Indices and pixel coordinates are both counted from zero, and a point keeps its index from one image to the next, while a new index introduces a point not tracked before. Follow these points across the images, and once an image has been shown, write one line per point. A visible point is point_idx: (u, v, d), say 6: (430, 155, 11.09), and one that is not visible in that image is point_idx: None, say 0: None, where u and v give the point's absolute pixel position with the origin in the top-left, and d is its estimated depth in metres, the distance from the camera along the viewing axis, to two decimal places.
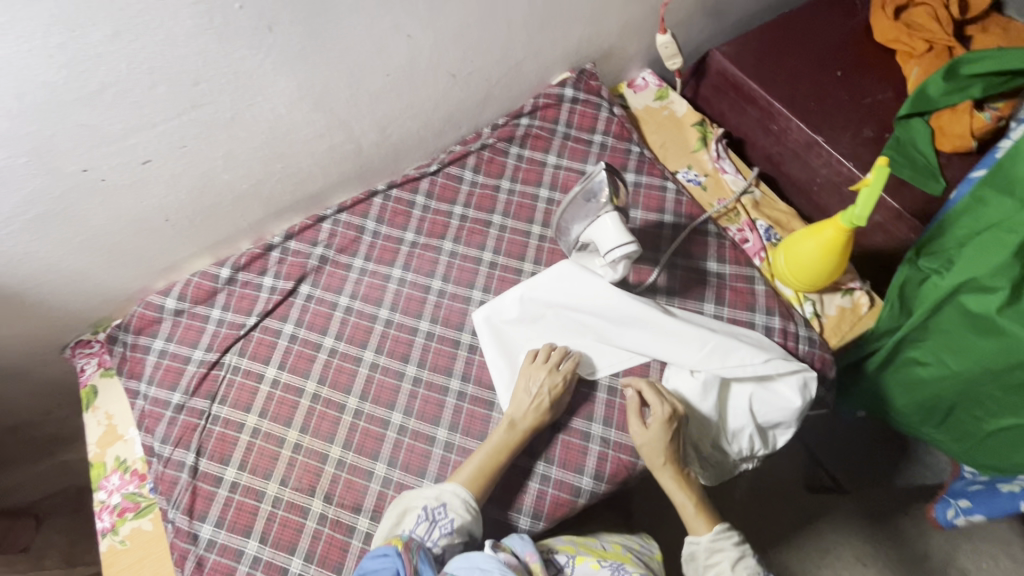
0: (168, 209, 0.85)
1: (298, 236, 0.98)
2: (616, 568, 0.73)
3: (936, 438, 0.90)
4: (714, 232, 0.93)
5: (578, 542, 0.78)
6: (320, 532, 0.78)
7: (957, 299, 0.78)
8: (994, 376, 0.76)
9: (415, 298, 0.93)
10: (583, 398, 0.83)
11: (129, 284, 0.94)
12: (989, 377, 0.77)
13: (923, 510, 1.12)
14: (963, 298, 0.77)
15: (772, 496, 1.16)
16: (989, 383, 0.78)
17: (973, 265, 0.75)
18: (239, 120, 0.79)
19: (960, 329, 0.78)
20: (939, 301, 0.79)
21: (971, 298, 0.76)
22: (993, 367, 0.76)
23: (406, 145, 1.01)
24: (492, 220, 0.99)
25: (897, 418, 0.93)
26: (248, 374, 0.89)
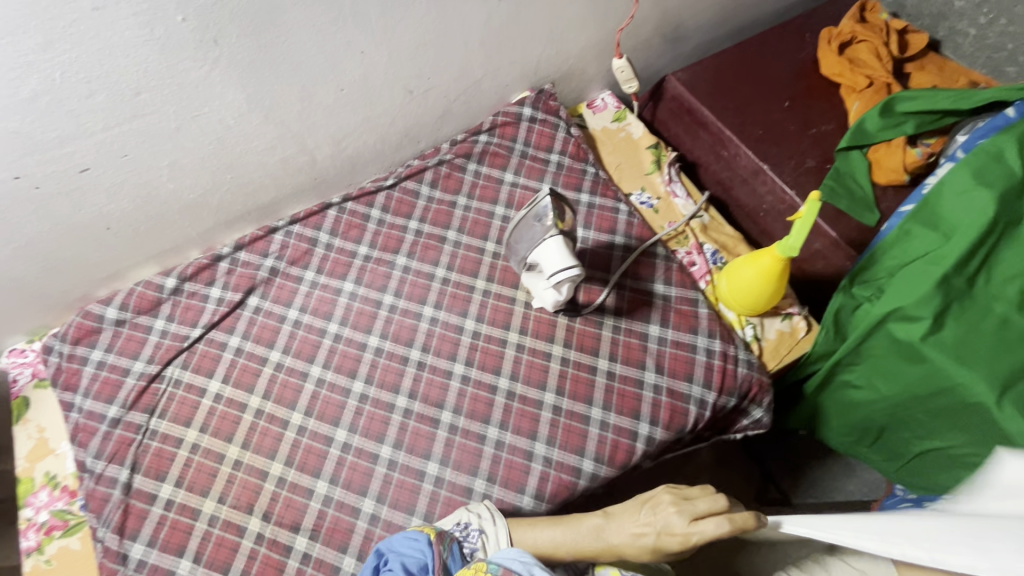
0: (109, 217, 0.83)
1: (248, 246, 0.96)
2: None
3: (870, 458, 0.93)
4: (663, 254, 0.95)
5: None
6: (256, 552, 0.77)
7: (886, 327, 0.81)
8: (920, 400, 0.80)
9: (366, 313, 0.93)
10: (527, 417, 0.84)
11: (68, 292, 0.91)
12: (915, 401, 0.81)
13: None
14: (891, 325, 0.81)
15: None
16: (916, 407, 0.81)
17: (901, 294, 0.79)
18: (184, 131, 0.78)
19: (889, 355, 0.82)
20: (870, 327, 0.82)
21: (898, 325, 0.80)
22: (919, 391, 0.80)
23: (363, 158, 1.01)
24: (446, 236, 0.99)
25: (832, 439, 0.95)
26: (190, 388, 0.87)
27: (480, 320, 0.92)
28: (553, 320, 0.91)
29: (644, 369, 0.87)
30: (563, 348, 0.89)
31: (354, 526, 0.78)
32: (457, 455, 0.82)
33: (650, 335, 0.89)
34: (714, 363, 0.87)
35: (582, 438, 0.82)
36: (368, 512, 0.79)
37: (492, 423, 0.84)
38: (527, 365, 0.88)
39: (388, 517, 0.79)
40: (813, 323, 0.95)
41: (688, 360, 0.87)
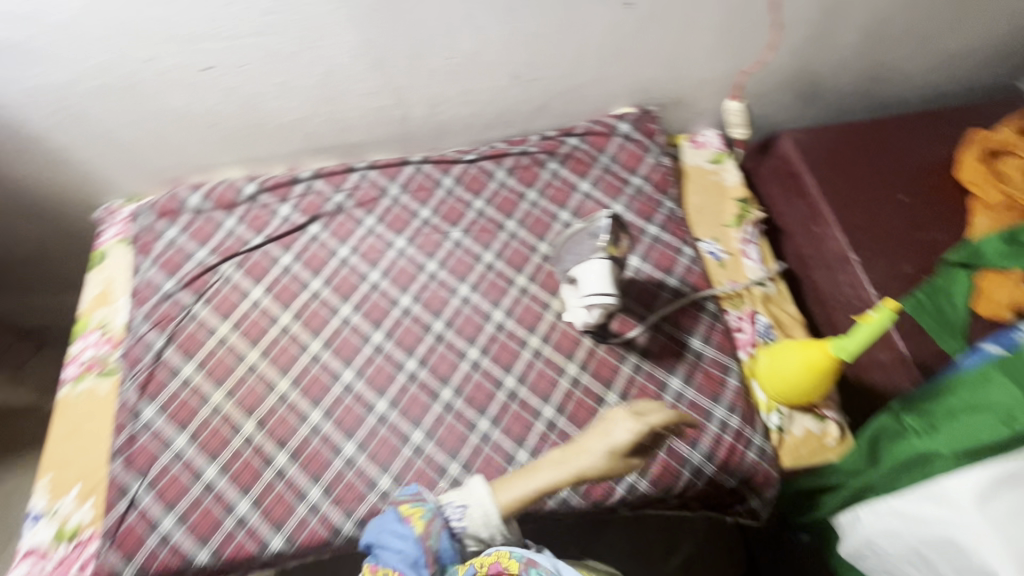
0: (216, 116, 0.91)
1: (325, 178, 1.02)
2: None
3: None
4: (711, 311, 0.92)
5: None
6: (242, 452, 0.82)
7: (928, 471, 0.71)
8: None
9: (407, 272, 0.96)
10: (521, 422, 0.84)
11: (168, 170, 1.02)
12: None
13: None
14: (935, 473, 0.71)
15: None
16: None
17: (955, 444, 0.69)
18: (299, 57, 0.84)
19: None
20: (909, 465, 0.72)
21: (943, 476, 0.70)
22: None
23: (452, 127, 1.03)
24: (505, 225, 1.00)
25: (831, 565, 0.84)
26: (236, 287, 0.95)
27: (509, 315, 0.92)
28: (578, 338, 0.90)
29: None
30: (578, 369, 0.87)
31: (331, 462, 0.82)
32: (444, 432, 0.84)
33: (669, 387, 0.86)
34: (725, 437, 0.83)
35: None
36: (346, 455, 0.82)
37: (485, 415, 0.84)
38: (538, 372, 0.87)
39: (362, 466, 0.81)
40: (848, 436, 0.87)
41: (698, 425, 0.83)
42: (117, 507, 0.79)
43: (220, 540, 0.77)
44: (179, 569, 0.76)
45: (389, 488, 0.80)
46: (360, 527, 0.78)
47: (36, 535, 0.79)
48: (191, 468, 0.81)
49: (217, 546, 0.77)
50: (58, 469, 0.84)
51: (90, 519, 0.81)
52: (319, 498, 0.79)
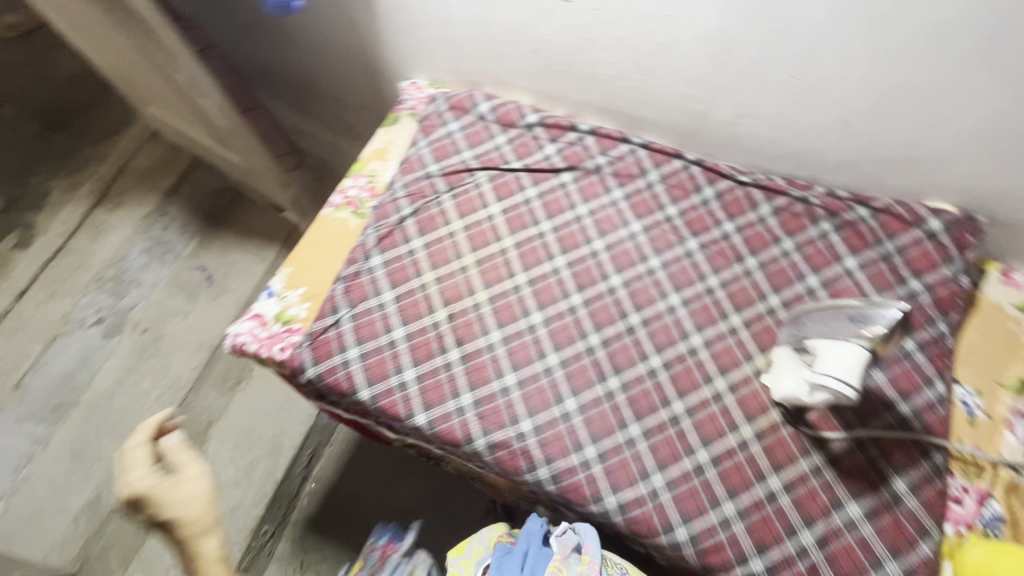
0: (545, 45, 0.97)
1: (598, 137, 1.05)
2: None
3: None
4: (935, 463, 0.78)
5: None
6: (428, 331, 0.91)
7: None
8: None
9: (629, 256, 0.96)
10: (671, 449, 0.81)
11: (474, 73, 1.12)
12: None
13: None
14: None
15: None
16: None
17: None
18: (650, 21, 0.84)
19: None
20: None
21: None
22: None
23: (741, 142, 0.98)
24: (744, 259, 0.94)
25: None
26: (482, 195, 1.03)
27: (707, 345, 0.88)
28: (767, 405, 0.83)
29: (807, 527, 0.76)
30: (752, 434, 0.81)
31: (490, 382, 0.87)
32: (595, 415, 0.84)
33: (843, 509, 0.76)
34: None
35: (698, 511, 0.77)
36: (505, 383, 0.86)
37: (640, 422, 0.83)
38: (709, 414, 0.83)
39: (513, 400, 0.85)
40: None
41: (857, 565, 0.74)
42: (324, 320, 0.93)
43: (382, 390, 0.87)
44: (345, 393, 0.88)
45: (527, 433, 0.83)
46: (488, 449, 0.83)
47: (266, 306, 0.96)
48: (386, 321, 0.92)
49: (378, 393, 0.87)
50: (298, 267, 1.00)
51: (304, 316, 0.95)
52: (468, 404, 0.85)
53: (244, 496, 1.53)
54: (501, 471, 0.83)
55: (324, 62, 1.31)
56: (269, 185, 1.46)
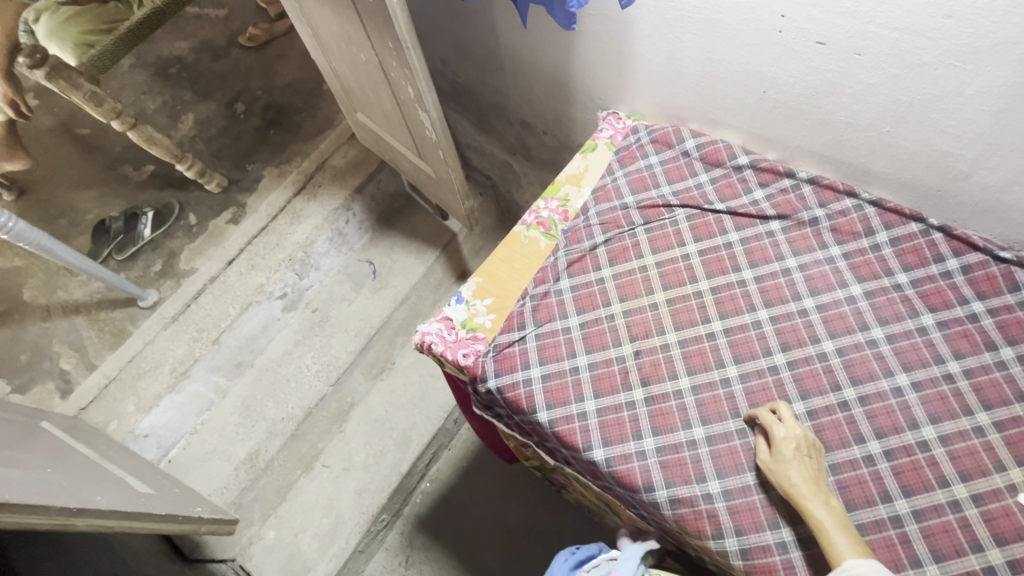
0: (778, 86, 0.92)
1: (818, 187, 0.97)
2: None
3: None
4: None
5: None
6: (613, 363, 0.89)
7: None
8: None
9: (846, 322, 0.86)
10: (890, 552, 0.71)
11: (682, 109, 1.10)
12: None
13: None
14: None
15: None
16: None
17: None
18: (926, 70, 0.76)
19: None
20: None
21: None
22: None
23: (1004, 213, 0.85)
24: (998, 348, 0.80)
25: None
26: (678, 233, 0.99)
27: (944, 441, 0.75)
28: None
29: None
30: (1003, 561, 0.68)
31: (677, 431, 0.82)
32: None
33: None
34: None
35: None
36: (692, 435, 0.81)
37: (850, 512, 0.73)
38: (944, 523, 0.71)
39: (700, 455, 0.79)
40: None
41: None
42: (512, 334, 0.94)
43: (561, 415, 0.86)
44: (525, 412, 0.88)
45: (715, 495, 0.76)
46: (670, 504, 0.78)
47: (455, 311, 1.00)
48: (570, 346, 0.91)
49: (556, 418, 0.86)
50: (487, 278, 1.04)
51: (488, 327, 0.99)
52: (650, 450, 0.81)
53: (370, 481, 1.58)
54: (679, 529, 0.78)
55: (524, 86, 1.37)
56: (448, 194, 1.54)
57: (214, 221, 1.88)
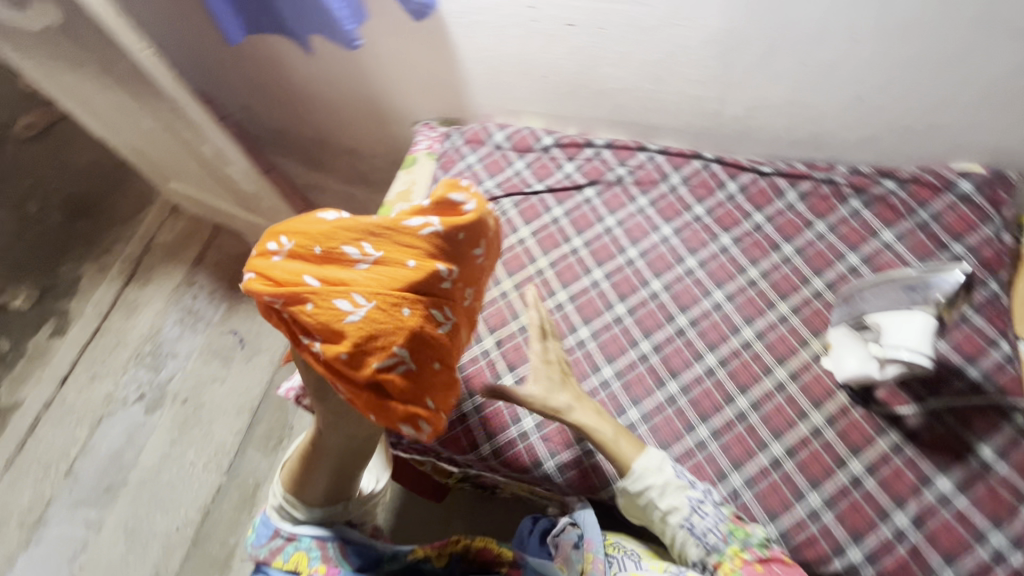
0: (553, 69, 1.00)
1: (615, 150, 1.08)
2: None
3: None
4: (1018, 424, 0.75)
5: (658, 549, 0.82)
6: (478, 360, 0.91)
7: None
8: None
9: (665, 259, 0.97)
10: (742, 445, 0.80)
11: (485, 106, 1.16)
12: None
13: None
14: None
15: None
16: None
17: None
18: (656, 32, 0.87)
19: None
20: None
21: None
22: None
23: (756, 136, 1.00)
24: (780, 247, 0.94)
25: None
26: (509, 221, 1.05)
27: (760, 337, 0.88)
28: (832, 388, 0.82)
29: (899, 509, 0.73)
30: (823, 420, 0.80)
31: None
32: (660, 422, 0.83)
33: (933, 485, 0.73)
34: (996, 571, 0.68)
35: (782, 505, 0.76)
36: None
37: (707, 424, 0.82)
38: (775, 405, 0.82)
39: None
40: None
41: (960, 542, 0.70)
42: None
43: (442, 424, 0.87)
44: None
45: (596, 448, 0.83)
46: (559, 470, 0.83)
47: None
48: None
49: (438, 429, 0.86)
50: None
51: None
52: (531, 429, 0.85)
53: None
54: (575, 490, 0.83)
55: (337, 117, 1.36)
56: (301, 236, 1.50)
57: (32, 339, 1.63)
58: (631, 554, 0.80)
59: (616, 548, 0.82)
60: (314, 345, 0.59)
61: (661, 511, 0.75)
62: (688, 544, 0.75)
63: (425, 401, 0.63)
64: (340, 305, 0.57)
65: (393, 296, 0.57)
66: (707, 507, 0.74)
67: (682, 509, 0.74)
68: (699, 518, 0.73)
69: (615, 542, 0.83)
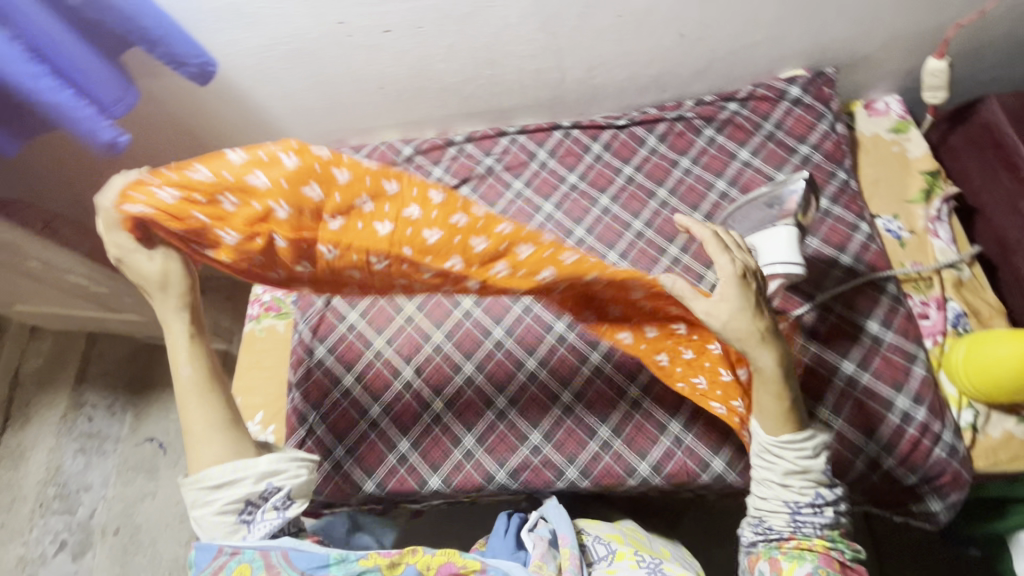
0: (387, 79, 0.96)
1: (476, 142, 1.06)
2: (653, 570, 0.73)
3: None
4: (892, 293, 0.83)
5: (625, 534, 0.80)
6: (402, 394, 0.88)
7: None
8: None
9: (555, 236, 0.97)
10: (672, 392, 0.82)
11: (335, 133, 1.10)
12: None
13: None
14: None
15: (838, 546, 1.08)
16: None
17: None
18: (473, 18, 0.85)
19: None
20: None
21: None
22: None
23: (604, 92, 1.01)
24: (655, 193, 0.97)
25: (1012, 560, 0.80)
26: None
27: None
28: None
29: (820, 403, 0.77)
30: None
31: (483, 413, 0.85)
32: (593, 396, 0.83)
33: (841, 371, 0.79)
34: (908, 430, 0.74)
35: (722, 436, 0.78)
36: (498, 407, 0.85)
37: (636, 383, 0.83)
38: None
39: (512, 420, 0.84)
40: None
41: (875, 415, 0.76)
42: (298, 432, 0.87)
43: (385, 473, 0.83)
44: (350, 494, 0.83)
45: (540, 443, 0.82)
46: (511, 477, 0.81)
47: None
48: (357, 405, 0.88)
49: (382, 478, 0.83)
50: (247, 393, 0.94)
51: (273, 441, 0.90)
52: (473, 445, 0.83)
53: None
54: (532, 490, 0.82)
55: None
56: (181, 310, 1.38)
57: None
58: (600, 539, 0.79)
59: (583, 537, 0.80)
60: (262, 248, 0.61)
61: (775, 477, 0.64)
62: (774, 515, 0.65)
63: (713, 345, 0.73)
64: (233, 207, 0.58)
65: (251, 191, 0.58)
66: (823, 507, 0.64)
67: (805, 496, 0.64)
68: (809, 511, 0.64)
69: (582, 530, 0.82)
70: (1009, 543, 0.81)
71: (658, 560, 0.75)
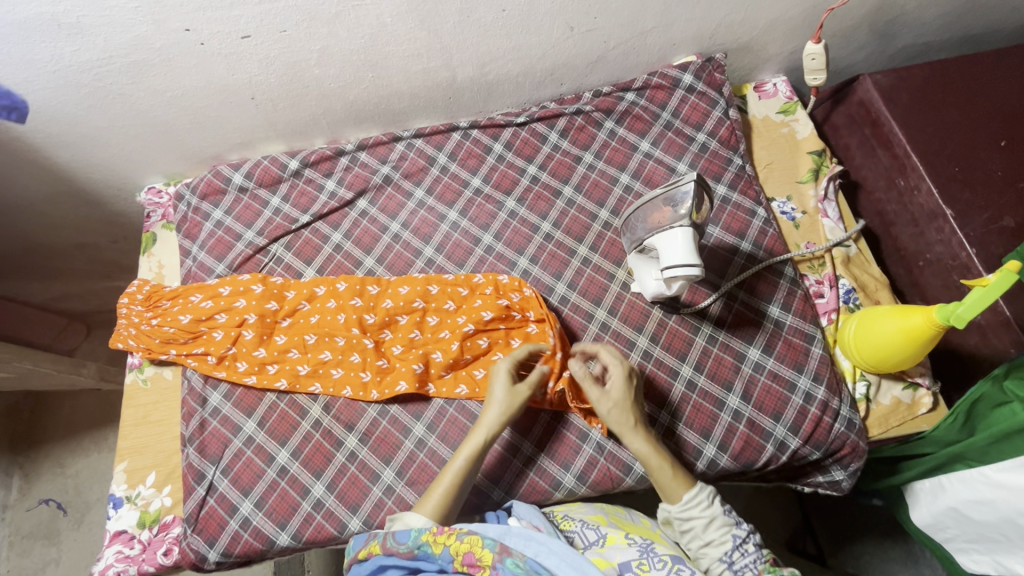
0: (256, 88, 0.86)
1: (369, 149, 0.97)
2: (646, 548, 0.69)
3: (935, 548, 0.83)
4: (790, 276, 0.85)
5: (608, 513, 0.75)
6: (311, 435, 0.82)
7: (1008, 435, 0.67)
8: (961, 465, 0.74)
9: (462, 246, 0.92)
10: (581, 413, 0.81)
11: (208, 149, 0.98)
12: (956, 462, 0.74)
13: (894, 553, 1.09)
14: (1002, 443, 0.68)
15: (766, 507, 1.17)
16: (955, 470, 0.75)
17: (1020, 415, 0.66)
18: (342, 18, 0.77)
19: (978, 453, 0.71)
20: (1001, 433, 0.68)
21: (1000, 447, 0.69)
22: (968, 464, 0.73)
23: (500, 89, 0.96)
24: (561, 192, 0.94)
25: (902, 512, 0.87)
26: (289, 268, 0.92)
27: (573, 288, 0.88)
28: (646, 309, 0.85)
29: (729, 392, 0.80)
30: (649, 341, 0.83)
31: (401, 444, 0.81)
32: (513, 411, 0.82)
33: (747, 358, 0.81)
34: (810, 409, 0.78)
35: None
36: (416, 436, 0.81)
37: (545, 409, 0.82)
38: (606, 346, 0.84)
39: (432, 447, 0.80)
40: (940, 404, 0.81)
41: (780, 399, 0.79)
42: (195, 493, 0.79)
43: (300, 523, 0.77)
44: (263, 551, 0.77)
45: None
46: None
47: (121, 519, 0.80)
48: (262, 453, 0.81)
49: (297, 529, 0.77)
50: (132, 455, 0.84)
51: (172, 503, 0.81)
52: (393, 480, 0.79)
53: None
54: None
55: (34, 220, 1.07)
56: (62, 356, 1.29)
57: None
58: (588, 523, 0.73)
59: (569, 524, 0.74)
60: (270, 321, 0.86)
61: (699, 544, 0.70)
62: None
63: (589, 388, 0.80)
64: (271, 304, 0.86)
65: (263, 321, 0.85)
66: (745, 542, 0.68)
67: (724, 544, 0.68)
68: (739, 556, 0.68)
69: (567, 515, 0.76)
70: (905, 494, 0.85)
71: (648, 540, 0.71)
